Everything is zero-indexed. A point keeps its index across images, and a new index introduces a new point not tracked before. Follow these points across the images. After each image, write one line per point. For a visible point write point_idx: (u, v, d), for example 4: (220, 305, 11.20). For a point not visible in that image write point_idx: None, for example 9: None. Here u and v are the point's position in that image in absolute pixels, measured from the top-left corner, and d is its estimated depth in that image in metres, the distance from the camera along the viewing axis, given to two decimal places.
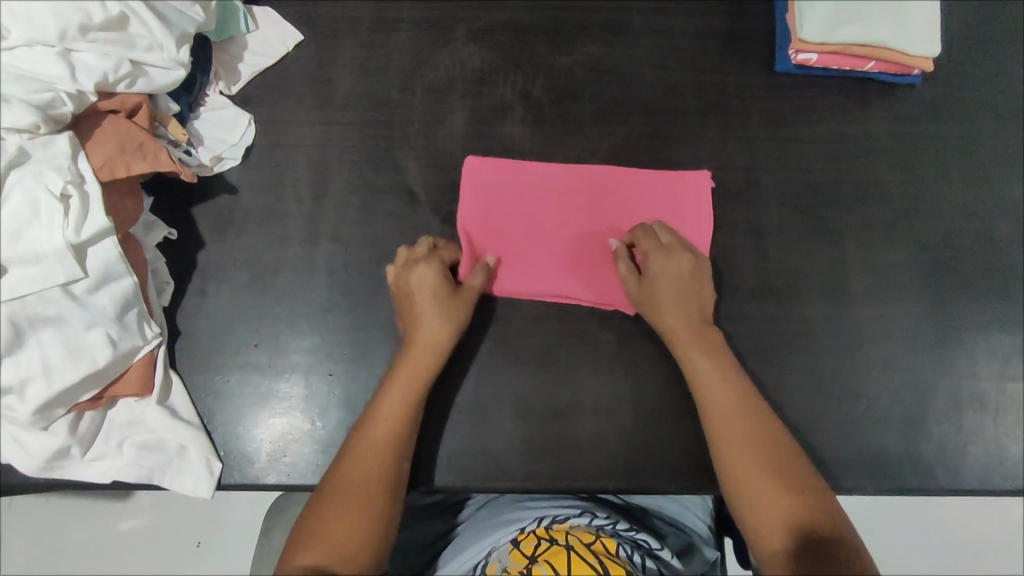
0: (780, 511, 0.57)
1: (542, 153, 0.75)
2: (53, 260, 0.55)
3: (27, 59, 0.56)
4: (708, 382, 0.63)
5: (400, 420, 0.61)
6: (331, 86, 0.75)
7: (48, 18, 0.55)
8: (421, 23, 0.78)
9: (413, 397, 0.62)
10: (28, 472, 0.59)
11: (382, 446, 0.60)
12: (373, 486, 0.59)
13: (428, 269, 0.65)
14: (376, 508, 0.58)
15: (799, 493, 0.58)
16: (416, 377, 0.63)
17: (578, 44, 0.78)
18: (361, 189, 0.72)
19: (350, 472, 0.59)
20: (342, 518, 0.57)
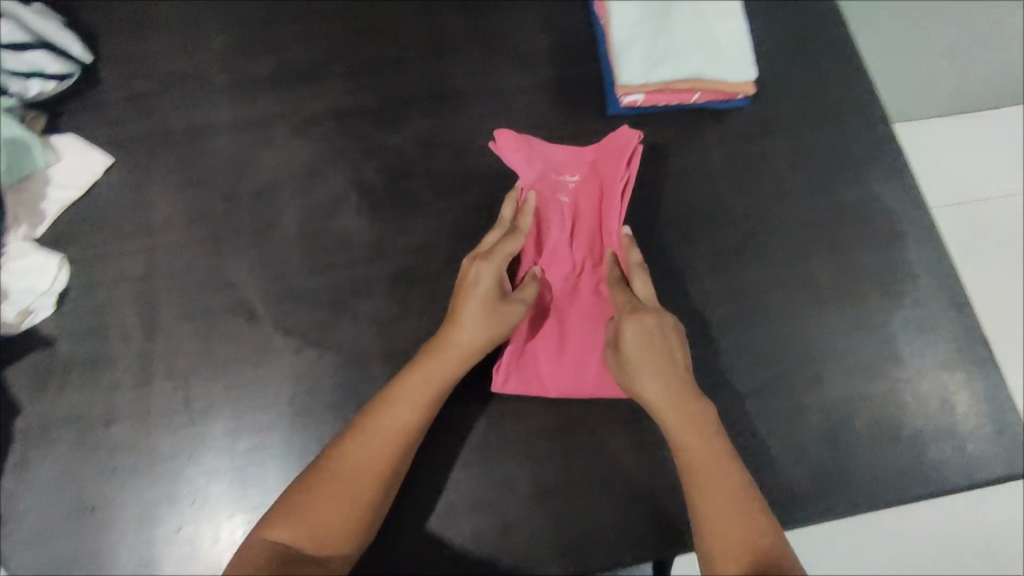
0: None
1: (384, 245, 0.70)
2: None
3: None
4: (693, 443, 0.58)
5: (420, 414, 0.60)
6: (149, 208, 0.71)
7: None
8: (239, 126, 0.75)
9: (433, 404, 0.60)
10: None
11: (388, 442, 0.58)
12: (370, 474, 0.57)
13: (490, 269, 0.63)
14: (366, 500, 0.56)
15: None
16: (444, 368, 0.61)
17: (406, 119, 0.76)
18: (192, 313, 0.67)
19: (355, 460, 0.57)
20: (326, 504, 0.55)
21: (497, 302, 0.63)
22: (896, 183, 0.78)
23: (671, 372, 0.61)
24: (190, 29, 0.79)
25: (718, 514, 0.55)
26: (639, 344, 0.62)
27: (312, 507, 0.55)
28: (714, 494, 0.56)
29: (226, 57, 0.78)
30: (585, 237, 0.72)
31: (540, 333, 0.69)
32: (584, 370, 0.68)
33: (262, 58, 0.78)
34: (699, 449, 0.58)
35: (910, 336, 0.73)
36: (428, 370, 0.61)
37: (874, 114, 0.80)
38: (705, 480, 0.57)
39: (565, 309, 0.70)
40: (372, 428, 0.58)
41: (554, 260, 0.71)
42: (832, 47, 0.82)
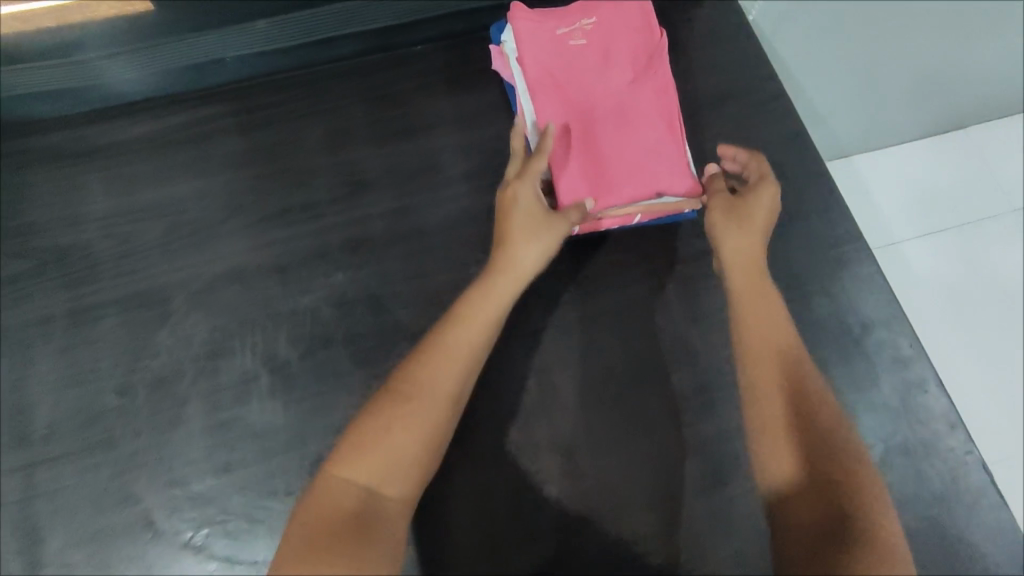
0: (823, 460, 0.47)
1: (300, 429, 0.63)
2: None
3: None
4: (772, 314, 0.55)
5: (485, 328, 0.53)
6: (30, 415, 0.63)
7: None
8: (129, 304, 0.68)
9: (504, 298, 0.55)
10: None
11: (463, 366, 0.51)
12: (443, 412, 0.49)
13: (529, 189, 0.59)
14: (443, 430, 0.48)
15: (859, 473, 0.46)
16: (507, 274, 0.56)
17: (320, 276, 0.69)
18: (84, 540, 0.59)
19: (421, 387, 0.49)
20: (394, 427, 0.47)
21: (553, 224, 0.59)
22: (866, 291, 0.71)
23: (759, 239, 0.59)
24: (74, 200, 0.73)
25: (782, 363, 0.52)
26: (761, 203, 0.59)
27: (383, 442, 0.46)
28: (767, 348, 0.53)
29: (114, 225, 0.71)
30: (619, 61, 0.69)
31: (592, 138, 0.67)
32: (643, 173, 0.66)
33: (154, 223, 0.72)
34: (810, 385, 0.51)
35: (902, 470, 0.65)
36: (487, 289, 0.55)
37: (832, 216, 0.74)
38: (798, 379, 0.51)
39: (601, 121, 0.68)
40: (438, 347, 0.51)
41: (585, 91, 0.69)
42: (779, 145, 0.76)
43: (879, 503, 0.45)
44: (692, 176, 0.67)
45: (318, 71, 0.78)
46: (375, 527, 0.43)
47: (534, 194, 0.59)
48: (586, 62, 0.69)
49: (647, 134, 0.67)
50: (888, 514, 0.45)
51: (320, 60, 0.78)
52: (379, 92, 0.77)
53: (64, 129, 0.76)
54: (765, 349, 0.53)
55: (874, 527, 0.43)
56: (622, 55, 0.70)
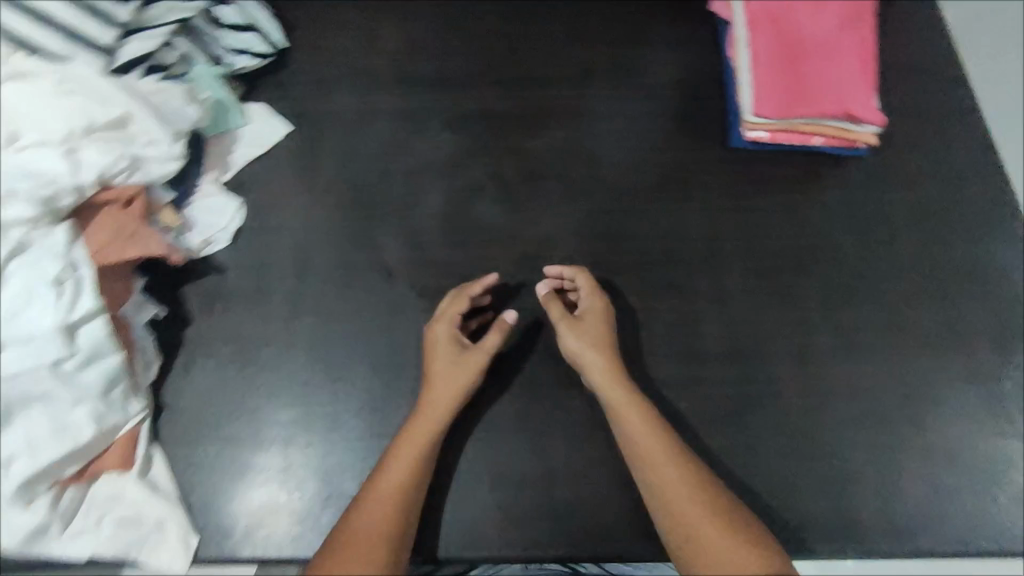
0: (719, 537, 0.59)
1: (516, 231, 0.79)
2: (44, 339, 0.59)
3: (27, 155, 0.62)
4: (644, 433, 0.64)
5: (421, 466, 0.64)
6: (316, 171, 0.81)
7: (56, 120, 0.62)
8: (399, 115, 0.85)
9: (428, 441, 0.65)
10: (6, 552, 0.60)
11: (393, 502, 0.61)
12: (383, 542, 0.59)
13: (443, 324, 0.70)
14: (396, 543, 0.59)
15: (743, 539, 0.59)
16: (419, 426, 0.65)
17: (546, 129, 0.85)
18: (340, 266, 0.76)
19: (359, 530, 0.59)
20: (351, 553, 0.57)
21: (480, 358, 0.68)
22: (1014, 249, 0.79)
23: (617, 361, 0.69)
24: (367, 32, 0.90)
25: (669, 477, 0.62)
26: (597, 320, 0.71)
27: (348, 558, 0.57)
28: (655, 460, 0.63)
29: (393, 55, 0.89)
30: (829, 5, 0.82)
31: (796, 64, 0.80)
32: (835, 96, 0.79)
33: (422, 62, 0.88)
34: (666, 464, 0.63)
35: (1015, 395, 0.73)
36: (406, 436, 0.65)
37: (1000, 183, 0.82)
38: (656, 463, 0.63)
39: (805, 52, 0.81)
40: (377, 487, 0.62)
41: (797, 25, 0.82)
42: (960, 112, 0.85)
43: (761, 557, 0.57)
44: (877, 109, 0.79)
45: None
46: None
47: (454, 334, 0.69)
48: (802, 2, 0.82)
49: (846, 67, 0.80)
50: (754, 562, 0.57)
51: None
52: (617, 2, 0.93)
53: None
54: (662, 473, 0.63)
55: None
56: (834, 2, 0.82)
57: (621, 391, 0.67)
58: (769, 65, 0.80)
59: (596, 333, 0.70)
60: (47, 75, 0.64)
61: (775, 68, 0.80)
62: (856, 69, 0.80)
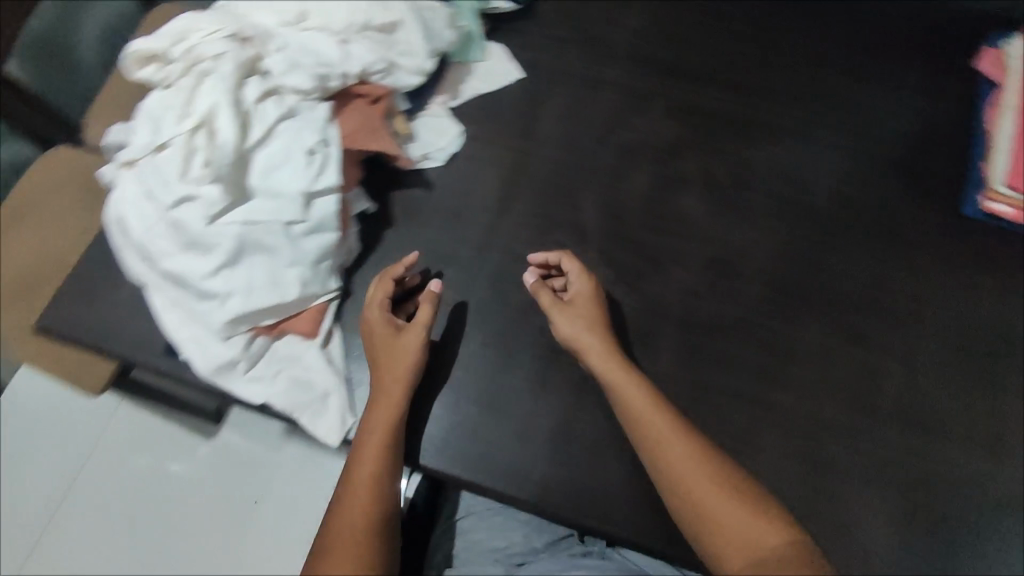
0: (722, 499, 0.51)
1: (714, 232, 0.78)
2: (288, 199, 0.65)
3: (314, 39, 0.71)
4: (633, 401, 0.59)
5: (392, 433, 0.62)
6: (537, 121, 0.83)
7: (340, 16, 0.73)
8: (626, 89, 0.85)
9: (394, 409, 0.64)
10: (201, 372, 0.67)
11: (367, 496, 0.57)
12: (371, 519, 0.56)
13: (375, 309, 0.68)
14: (386, 512, 0.58)
15: (749, 502, 0.51)
16: (387, 396, 0.64)
17: (768, 142, 0.83)
18: (539, 216, 0.78)
19: (340, 532, 0.55)
20: (343, 530, 0.55)
21: (390, 334, 0.67)
22: None
23: (606, 340, 0.65)
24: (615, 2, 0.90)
25: (669, 443, 0.55)
26: (584, 307, 0.67)
27: (341, 537, 0.55)
28: (654, 429, 0.57)
29: (636, 29, 0.89)
30: None
31: None
32: None
33: (661, 44, 0.88)
34: (665, 431, 0.56)
35: None
36: (377, 413, 0.63)
37: None
38: (663, 441, 0.56)
39: None
40: (353, 467, 0.60)
41: None
42: None
43: (771, 521, 0.50)
44: None
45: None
46: None
47: (376, 318, 0.67)
48: None
49: None
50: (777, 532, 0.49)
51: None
52: (878, 28, 0.88)
53: None
54: (661, 441, 0.56)
55: (774, 559, 0.47)
56: None
57: (614, 369, 0.62)
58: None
59: (587, 317, 0.67)
60: None
61: None
62: None
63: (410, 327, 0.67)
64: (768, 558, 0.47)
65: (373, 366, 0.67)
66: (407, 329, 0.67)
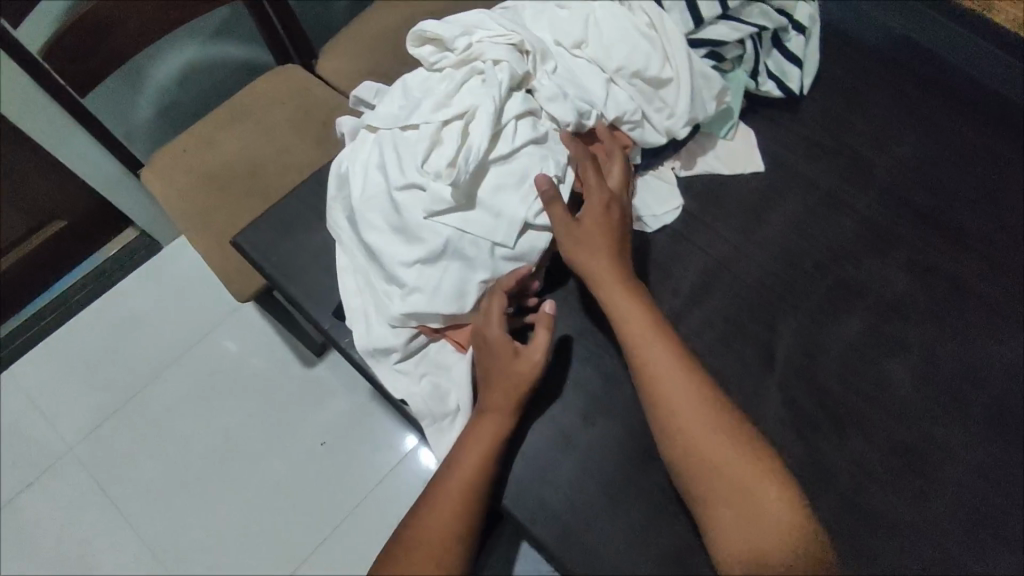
0: (731, 475, 0.56)
1: (915, 415, 0.69)
2: (507, 220, 0.64)
3: (584, 72, 0.70)
4: (643, 351, 0.61)
5: (488, 457, 0.62)
6: (761, 222, 0.77)
7: (617, 55, 0.70)
8: (870, 222, 0.77)
9: (498, 434, 0.63)
10: (358, 346, 0.67)
11: (450, 510, 0.60)
12: (451, 537, 0.60)
13: (492, 324, 0.62)
14: (466, 532, 0.60)
15: (758, 484, 0.56)
16: (494, 419, 0.63)
17: (1012, 341, 0.72)
18: (728, 322, 0.72)
19: (422, 541, 0.59)
20: (423, 541, 0.59)
21: (507, 359, 0.62)
22: None
23: (616, 267, 0.64)
24: (888, 126, 0.82)
25: (681, 412, 0.59)
26: (595, 229, 0.64)
27: (423, 547, 0.59)
28: (660, 385, 0.60)
29: (903, 164, 0.80)
30: None
31: None
32: None
33: (926, 189, 0.79)
34: (680, 409, 0.59)
35: None
36: (479, 431, 0.63)
37: None
38: (661, 398, 0.60)
39: None
40: (445, 480, 0.62)
41: None
42: None
43: (773, 500, 0.55)
44: None
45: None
46: None
47: (497, 339, 0.62)
48: None
49: None
50: (782, 508, 0.55)
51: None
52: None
53: (916, 85, 0.84)
54: (669, 407, 0.59)
55: (772, 535, 0.54)
56: None
57: (626, 311, 0.63)
58: None
59: (597, 243, 0.63)
60: (640, 21, 0.72)
61: None
62: None
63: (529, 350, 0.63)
64: (767, 531, 0.54)
65: (485, 382, 0.64)
66: (528, 351, 0.63)
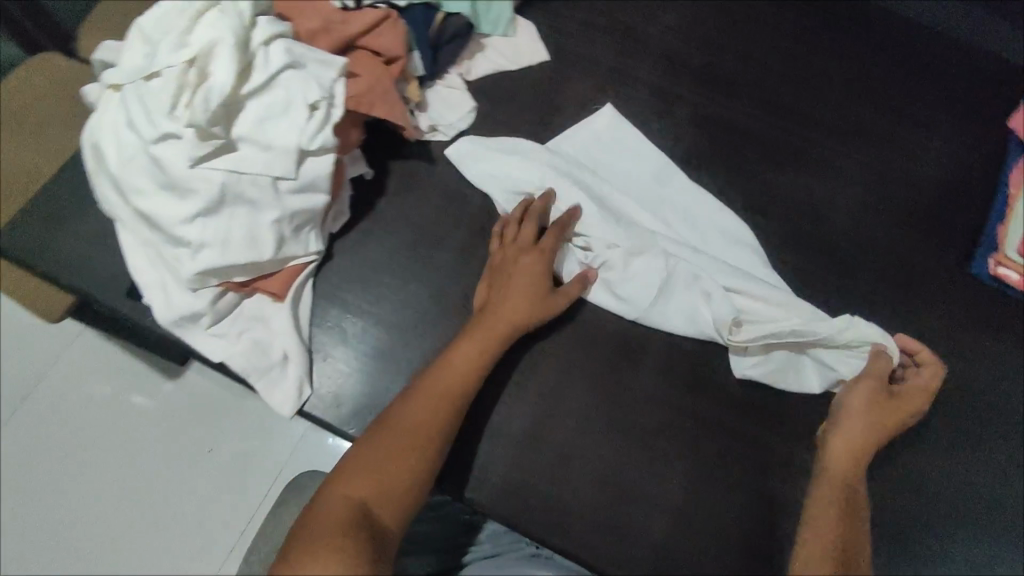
0: (836, 494, 0.60)
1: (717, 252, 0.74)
2: (280, 153, 0.60)
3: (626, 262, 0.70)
4: (856, 455, 0.63)
5: (488, 358, 0.63)
6: (554, 110, 0.79)
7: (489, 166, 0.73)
8: (652, 90, 0.81)
9: (491, 343, 0.64)
10: (160, 320, 0.63)
11: (439, 401, 0.60)
12: (433, 424, 0.59)
13: (529, 262, 0.66)
14: (447, 424, 0.60)
15: (853, 505, 0.60)
16: (489, 331, 0.64)
17: (789, 168, 0.79)
18: None
19: (405, 424, 0.59)
20: (398, 424, 0.59)
21: (538, 290, 0.66)
22: None
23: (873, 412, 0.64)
24: None
25: (838, 464, 0.62)
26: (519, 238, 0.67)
27: (401, 429, 0.58)
28: (835, 455, 0.63)
29: (674, 30, 0.84)
30: None
31: None
32: None
33: (697, 51, 0.84)
34: (849, 486, 0.61)
35: None
36: (481, 331, 0.64)
37: None
38: (837, 452, 0.63)
39: None
40: (439, 371, 0.62)
41: None
42: None
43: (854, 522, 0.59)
44: None
45: (887, 17, 0.86)
46: (387, 501, 0.55)
47: (535, 271, 0.66)
48: None
49: None
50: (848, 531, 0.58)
51: (888, 6, 0.87)
52: (925, 68, 0.85)
53: None
54: (834, 466, 0.62)
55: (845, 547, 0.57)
56: None
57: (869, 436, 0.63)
58: None
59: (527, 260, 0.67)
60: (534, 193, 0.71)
61: None
62: None
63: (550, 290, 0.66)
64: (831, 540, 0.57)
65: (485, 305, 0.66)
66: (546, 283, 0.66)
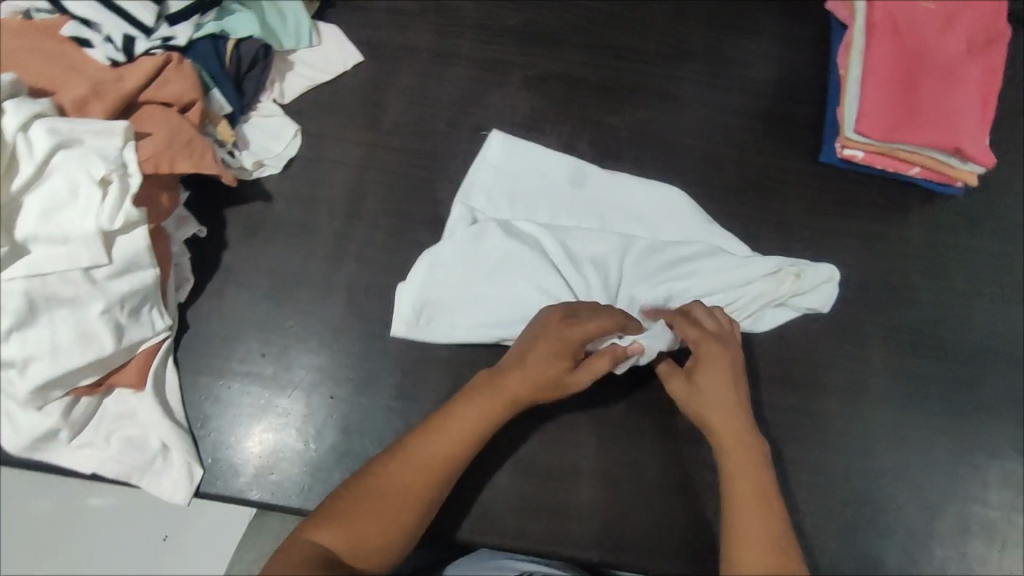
0: (756, 517, 0.55)
1: (579, 211, 0.74)
2: (81, 243, 0.55)
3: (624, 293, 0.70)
4: (753, 472, 0.57)
5: (505, 411, 0.59)
6: (381, 110, 0.76)
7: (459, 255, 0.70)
8: (478, 62, 0.79)
9: (502, 406, 0.58)
10: (12, 450, 0.58)
11: (444, 451, 0.57)
12: (433, 474, 0.56)
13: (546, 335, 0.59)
14: (446, 474, 0.57)
15: (772, 517, 0.55)
16: (501, 391, 0.59)
17: (629, 106, 0.79)
18: (393, 219, 0.72)
19: (400, 468, 0.56)
20: (392, 467, 0.56)
21: (553, 360, 0.58)
22: None
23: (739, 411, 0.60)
24: None
25: (746, 486, 0.57)
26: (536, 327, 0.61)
27: (394, 470, 0.56)
28: (739, 479, 0.57)
29: None
30: (959, 29, 0.77)
31: (914, 89, 0.75)
32: (943, 128, 0.74)
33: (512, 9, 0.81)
34: (762, 502, 0.56)
35: None
36: (496, 383, 0.59)
37: None
38: (736, 470, 0.58)
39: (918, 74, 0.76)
40: (450, 416, 0.58)
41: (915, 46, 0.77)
42: None
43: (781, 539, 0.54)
44: (987, 149, 0.74)
45: None
46: (364, 553, 0.53)
47: (560, 343, 0.58)
48: (929, 25, 0.77)
49: (960, 96, 0.75)
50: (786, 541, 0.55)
51: None
52: None
53: None
54: (745, 489, 0.57)
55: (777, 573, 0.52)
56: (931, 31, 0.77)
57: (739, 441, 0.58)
58: (869, 84, 0.75)
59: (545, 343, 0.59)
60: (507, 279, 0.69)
61: (878, 83, 0.75)
62: (966, 99, 0.75)
63: (581, 364, 0.58)
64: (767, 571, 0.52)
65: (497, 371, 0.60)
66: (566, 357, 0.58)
